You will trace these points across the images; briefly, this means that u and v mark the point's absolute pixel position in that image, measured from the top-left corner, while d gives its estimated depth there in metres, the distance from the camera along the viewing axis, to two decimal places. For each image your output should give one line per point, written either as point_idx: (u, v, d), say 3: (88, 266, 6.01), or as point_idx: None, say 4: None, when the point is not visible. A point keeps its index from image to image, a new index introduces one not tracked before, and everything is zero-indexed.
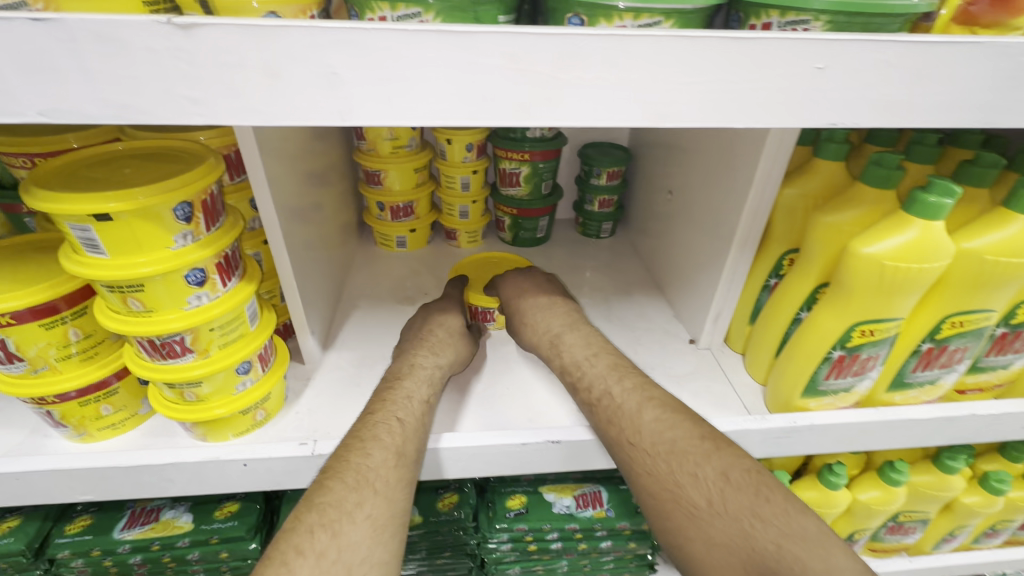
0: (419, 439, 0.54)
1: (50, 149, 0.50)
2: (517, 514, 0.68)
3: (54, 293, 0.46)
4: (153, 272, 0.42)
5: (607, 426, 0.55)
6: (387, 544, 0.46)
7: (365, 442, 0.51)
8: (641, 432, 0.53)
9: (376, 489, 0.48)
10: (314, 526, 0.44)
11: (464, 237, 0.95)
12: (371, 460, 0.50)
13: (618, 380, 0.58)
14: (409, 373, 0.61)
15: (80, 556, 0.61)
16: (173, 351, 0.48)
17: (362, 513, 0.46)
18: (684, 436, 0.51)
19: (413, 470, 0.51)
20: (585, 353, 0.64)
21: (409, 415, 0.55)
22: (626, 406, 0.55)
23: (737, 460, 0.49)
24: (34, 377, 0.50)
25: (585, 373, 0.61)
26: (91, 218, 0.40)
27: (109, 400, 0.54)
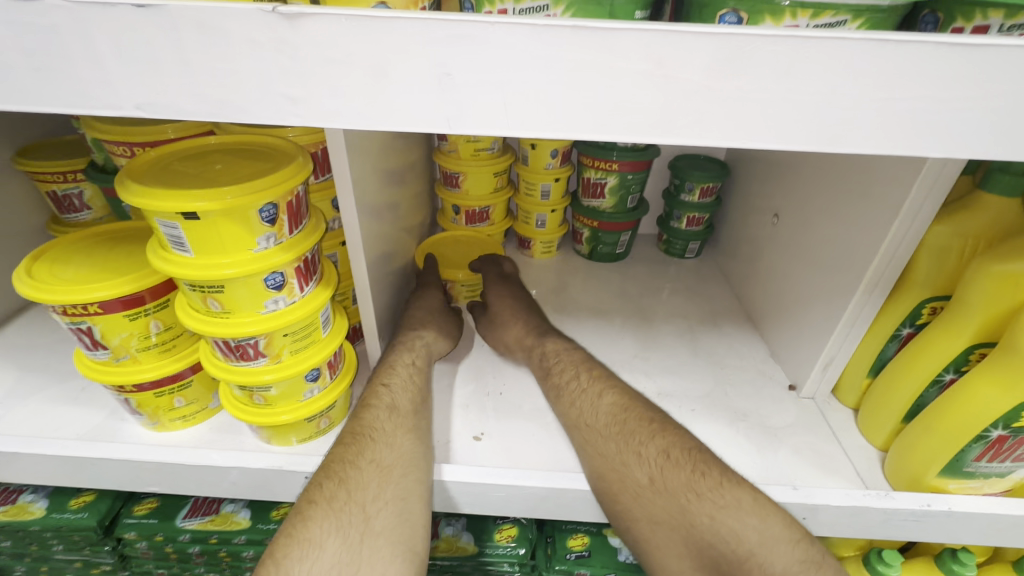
0: (416, 386, 0.56)
1: (149, 139, 0.50)
2: (577, 557, 0.62)
3: (138, 286, 0.46)
4: (234, 274, 0.41)
5: (565, 410, 0.57)
6: (400, 482, 0.46)
7: (362, 406, 0.52)
8: (597, 415, 0.54)
9: (375, 437, 0.48)
10: (321, 479, 0.45)
11: (539, 247, 0.90)
12: (366, 417, 0.50)
13: (584, 367, 0.60)
14: (399, 345, 0.61)
15: (144, 540, 0.62)
16: (246, 354, 0.47)
17: (366, 459, 0.47)
18: (636, 417, 0.53)
19: (414, 420, 0.52)
20: (563, 346, 0.64)
21: (398, 375, 0.56)
22: (587, 390, 0.57)
23: (675, 440, 0.51)
24: (116, 365, 0.50)
25: (557, 359, 0.62)
26: (179, 216, 0.38)
27: (182, 393, 0.54)
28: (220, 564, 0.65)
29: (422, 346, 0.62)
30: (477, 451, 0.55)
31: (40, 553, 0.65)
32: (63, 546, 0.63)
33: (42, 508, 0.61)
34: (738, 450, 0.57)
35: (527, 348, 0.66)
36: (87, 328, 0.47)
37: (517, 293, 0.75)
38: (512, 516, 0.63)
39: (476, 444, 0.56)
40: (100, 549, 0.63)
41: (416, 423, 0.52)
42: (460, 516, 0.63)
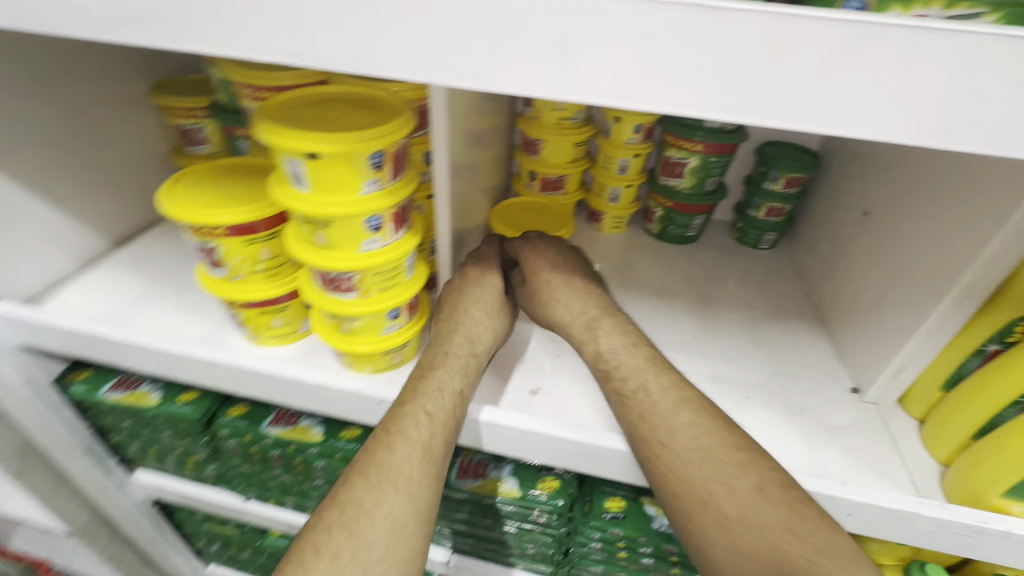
0: (450, 419, 0.53)
1: (272, 83, 0.55)
2: (613, 518, 0.65)
3: (255, 216, 0.52)
4: (341, 214, 0.45)
5: (637, 421, 0.52)
6: (407, 541, 0.49)
7: (391, 436, 0.51)
8: (675, 435, 0.51)
9: (397, 488, 0.50)
10: (332, 526, 0.48)
11: (609, 221, 0.90)
12: (395, 457, 0.50)
13: (655, 376, 0.56)
14: (442, 362, 0.57)
15: (235, 437, 0.72)
16: (340, 287, 0.52)
17: (380, 512, 0.49)
18: (721, 443, 0.50)
19: (439, 465, 0.52)
20: (623, 342, 0.59)
21: (438, 408, 0.53)
22: (661, 405, 0.53)
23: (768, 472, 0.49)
24: (228, 283, 0.57)
25: (620, 364, 0.57)
26: (302, 155, 0.43)
27: (279, 314, 0.60)
28: (294, 469, 0.74)
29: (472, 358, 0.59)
30: (533, 404, 0.59)
31: (151, 437, 0.76)
32: (170, 432, 0.74)
33: (157, 398, 0.71)
34: (788, 441, 0.57)
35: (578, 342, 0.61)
36: (212, 247, 0.54)
37: (560, 261, 0.69)
38: (555, 469, 0.66)
39: (534, 398, 0.60)
40: (199, 439, 0.74)
41: (440, 467, 0.52)
42: (507, 462, 0.68)
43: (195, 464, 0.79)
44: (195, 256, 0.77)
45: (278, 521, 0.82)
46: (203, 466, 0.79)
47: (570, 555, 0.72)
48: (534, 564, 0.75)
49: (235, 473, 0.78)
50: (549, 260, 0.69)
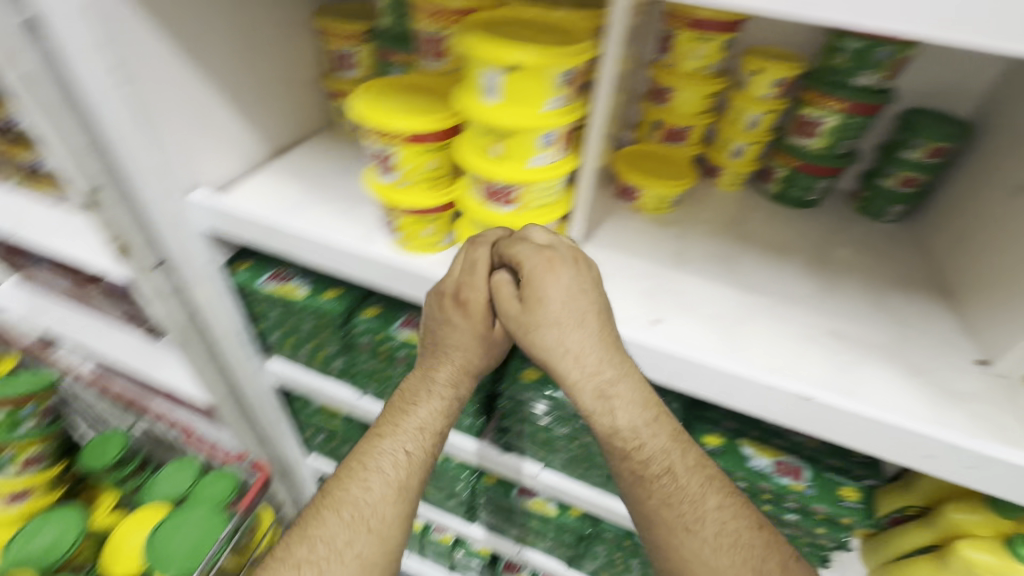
0: (423, 463, 0.68)
1: (453, 6, 0.59)
2: (709, 451, 0.70)
3: (433, 127, 0.57)
4: (525, 126, 0.50)
5: (662, 507, 0.58)
6: (377, 564, 0.64)
7: (368, 475, 0.66)
8: (703, 506, 0.57)
9: (369, 529, 0.64)
10: (304, 564, 0.61)
11: (727, 178, 0.91)
12: (371, 492, 0.65)
13: (681, 455, 0.58)
14: (424, 401, 0.69)
15: (368, 334, 0.80)
16: (502, 198, 0.57)
17: (351, 552, 0.62)
18: (746, 527, 0.56)
19: (405, 504, 0.66)
20: (643, 419, 0.57)
21: (415, 448, 0.68)
22: (691, 488, 0.57)
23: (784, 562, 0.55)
24: (394, 189, 0.63)
25: (643, 443, 0.57)
26: (500, 66, 0.47)
27: (431, 224, 0.67)
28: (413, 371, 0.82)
29: (451, 402, 0.69)
30: (657, 329, 0.63)
31: (292, 327, 0.87)
32: (311, 324, 0.84)
33: (306, 292, 0.81)
34: (908, 398, 0.58)
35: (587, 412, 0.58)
36: (389, 153, 0.60)
37: (573, 290, 0.57)
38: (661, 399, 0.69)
39: (656, 325, 0.63)
40: (336, 333, 0.83)
41: (410, 506, 0.67)
42: None
43: (325, 357, 0.89)
44: (342, 171, 0.85)
45: None
46: (332, 360, 0.89)
47: None
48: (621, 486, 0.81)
49: (359, 369, 0.88)
50: (560, 287, 0.57)
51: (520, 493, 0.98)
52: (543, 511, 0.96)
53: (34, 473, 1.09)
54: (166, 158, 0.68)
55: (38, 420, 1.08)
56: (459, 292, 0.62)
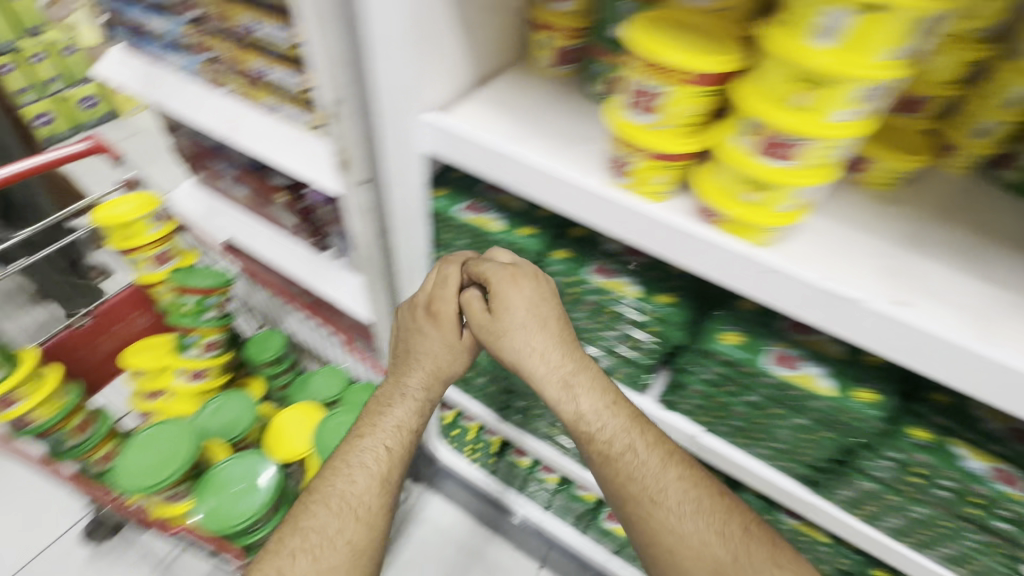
0: (400, 448, 0.89)
1: None
2: (917, 444, 0.66)
3: (715, 68, 0.55)
4: (856, 76, 0.46)
5: (629, 483, 0.75)
6: (362, 556, 0.80)
7: (352, 470, 0.85)
8: (645, 460, 0.75)
9: (355, 518, 0.82)
10: (298, 554, 0.78)
11: None
12: (355, 485, 0.84)
13: (587, 397, 0.76)
14: (400, 401, 0.90)
15: (559, 276, 0.81)
16: (781, 153, 0.53)
17: (342, 539, 0.80)
18: (642, 438, 0.76)
19: (386, 494, 0.85)
20: (602, 404, 0.76)
21: (393, 443, 0.89)
22: (620, 440, 0.76)
23: (743, 517, 0.74)
24: (644, 130, 0.61)
25: (605, 426, 0.76)
26: (855, 7, 0.44)
27: (668, 171, 0.64)
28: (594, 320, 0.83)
29: (426, 404, 0.91)
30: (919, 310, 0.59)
31: (474, 257, 0.89)
32: (497, 257, 0.86)
33: (502, 225, 0.83)
34: None
35: (586, 414, 0.76)
36: (656, 92, 0.58)
37: (536, 298, 0.76)
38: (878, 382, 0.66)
39: (915, 305, 0.59)
40: None
41: (387, 494, 0.86)
42: (822, 362, 0.69)
43: None
44: (544, 111, 0.83)
45: None
46: None
47: (842, 463, 0.75)
48: (789, 463, 0.79)
49: None
50: (523, 295, 0.76)
51: None
52: None
53: (210, 357, 1.22)
54: (416, 76, 0.68)
55: (217, 311, 1.19)
56: (432, 307, 0.86)
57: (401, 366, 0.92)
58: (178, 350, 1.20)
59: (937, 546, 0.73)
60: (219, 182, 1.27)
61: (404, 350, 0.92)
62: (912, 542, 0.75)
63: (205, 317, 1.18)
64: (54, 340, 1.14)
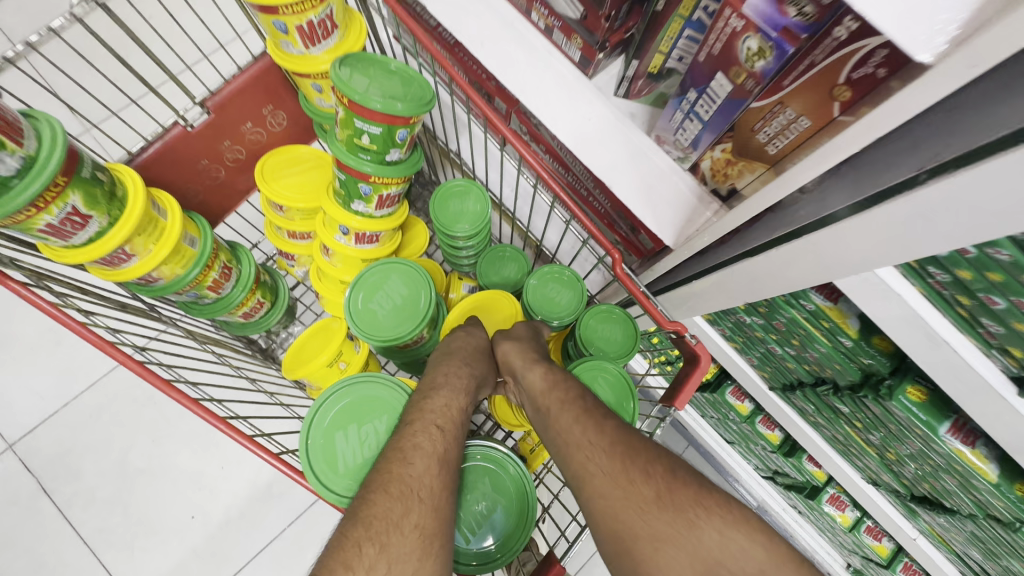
0: (456, 426, 0.64)
1: None
2: None
3: None
4: None
5: (564, 436, 0.64)
6: (434, 555, 0.52)
7: (407, 453, 0.58)
8: (570, 397, 0.67)
9: (421, 499, 0.54)
10: (362, 541, 0.49)
11: None
12: (413, 468, 0.56)
13: (530, 366, 0.72)
14: (443, 385, 0.67)
15: None
16: None
17: (409, 522, 0.52)
18: (569, 390, 0.68)
19: (451, 478, 0.58)
20: (542, 386, 0.70)
21: (444, 422, 0.63)
22: (551, 396, 0.68)
23: (623, 433, 0.62)
24: None
25: (546, 393, 0.69)
26: None
27: None
28: None
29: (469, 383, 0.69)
30: None
31: None
32: None
33: None
34: None
35: (542, 403, 0.69)
36: None
37: (529, 338, 0.78)
38: None
39: None
40: None
41: (450, 477, 0.58)
42: None
43: None
44: None
45: None
46: None
47: None
48: None
49: None
50: (524, 333, 0.79)
51: None
52: None
53: (385, 216, 0.79)
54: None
55: (404, 151, 0.71)
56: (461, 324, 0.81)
57: (443, 359, 0.72)
58: (340, 197, 0.77)
59: None
60: None
61: (448, 349, 0.74)
62: None
63: (388, 160, 0.70)
64: (163, 145, 0.72)
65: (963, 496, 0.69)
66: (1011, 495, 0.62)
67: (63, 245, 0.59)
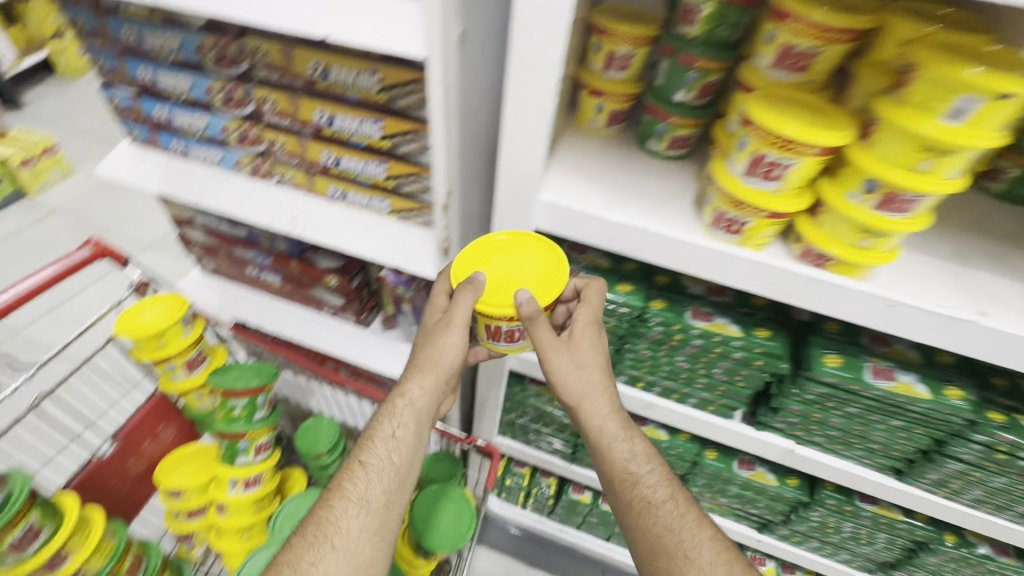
0: (383, 469, 0.78)
1: (852, 26, 0.63)
2: (1000, 426, 0.77)
3: (834, 141, 0.62)
4: (955, 141, 0.55)
5: (664, 534, 0.77)
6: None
7: (334, 496, 0.76)
8: (662, 493, 0.80)
9: (333, 544, 0.72)
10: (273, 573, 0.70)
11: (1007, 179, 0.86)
12: (335, 509, 0.75)
13: (627, 440, 0.82)
14: (381, 425, 0.81)
15: (662, 326, 0.86)
16: (901, 206, 0.63)
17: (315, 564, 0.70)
18: (668, 489, 0.81)
19: (370, 514, 0.75)
20: (644, 468, 0.81)
21: (371, 459, 0.79)
22: (645, 479, 0.81)
23: (720, 553, 0.76)
24: (770, 194, 0.69)
25: (639, 473, 0.81)
26: (963, 95, 0.53)
27: (773, 228, 0.73)
28: (699, 359, 0.88)
29: (413, 413, 0.81)
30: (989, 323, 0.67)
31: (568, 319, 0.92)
32: None
33: None
34: None
35: (629, 475, 0.81)
36: (777, 158, 0.66)
37: (598, 381, 0.82)
38: (961, 381, 0.77)
39: (986, 318, 0.67)
40: (631, 331, 0.89)
41: (371, 519, 0.75)
42: (913, 370, 0.79)
43: None
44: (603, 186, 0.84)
45: (635, 401, 0.99)
46: None
47: (928, 455, 0.86)
48: (879, 461, 0.90)
49: (626, 358, 0.94)
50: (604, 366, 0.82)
51: (740, 467, 1.07)
52: (763, 482, 1.06)
53: (261, 460, 1.12)
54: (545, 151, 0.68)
55: (267, 408, 1.10)
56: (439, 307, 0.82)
57: (402, 386, 0.83)
58: (226, 459, 1.09)
59: (980, 506, 0.89)
60: (242, 270, 1.20)
61: (419, 364, 0.82)
62: (991, 508, 0.89)
63: (256, 418, 1.08)
64: (83, 476, 1.00)
65: (676, 460, 1.11)
66: (680, 440, 1.08)
67: (13, 563, 0.81)
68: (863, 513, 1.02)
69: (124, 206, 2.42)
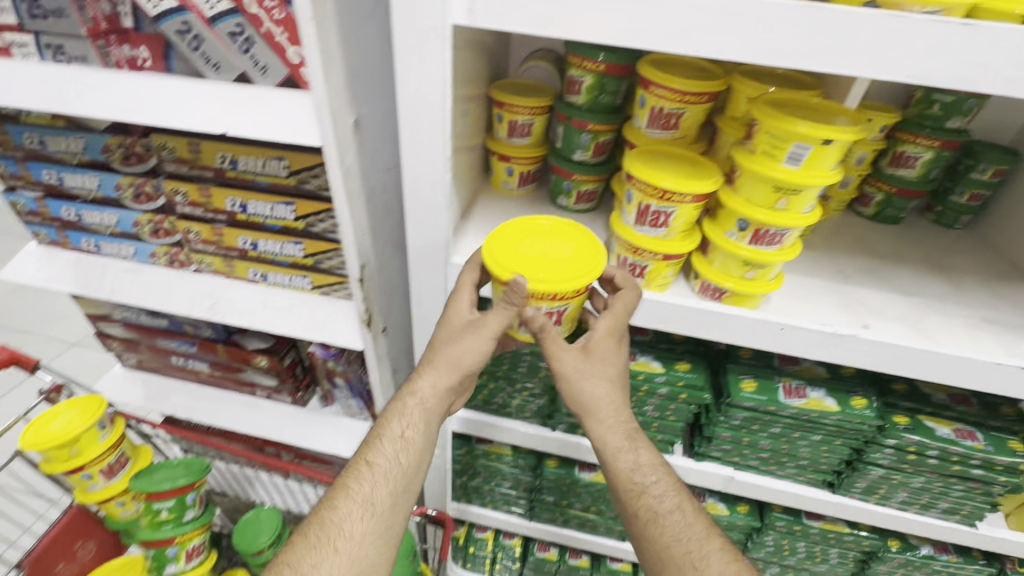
0: (392, 470, 0.76)
1: (702, 89, 0.72)
2: (904, 428, 0.83)
3: (703, 189, 0.69)
4: (799, 181, 0.63)
5: (671, 541, 0.78)
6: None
7: (338, 494, 0.75)
8: (669, 501, 0.80)
9: (337, 548, 0.71)
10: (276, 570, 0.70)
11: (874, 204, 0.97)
12: (340, 508, 0.74)
13: (637, 450, 0.81)
14: (389, 423, 0.77)
15: None
16: (771, 240, 0.70)
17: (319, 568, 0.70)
18: (676, 497, 0.81)
19: (376, 516, 0.75)
20: (653, 478, 0.81)
21: (380, 459, 0.76)
22: (653, 488, 0.80)
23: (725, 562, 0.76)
24: (660, 238, 0.75)
25: (649, 483, 0.80)
26: (796, 142, 0.61)
27: (672, 269, 0.78)
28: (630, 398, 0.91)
29: (424, 412, 0.76)
30: (871, 334, 0.74)
31: None
32: None
33: None
34: None
35: (637, 481, 0.80)
36: (660, 207, 0.72)
37: (618, 385, 0.78)
38: (864, 390, 0.84)
39: (866, 331, 0.74)
40: None
41: (377, 524, 0.74)
42: (820, 385, 0.85)
43: None
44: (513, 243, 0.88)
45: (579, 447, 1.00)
46: None
47: (852, 464, 0.91)
48: (811, 476, 0.94)
49: None
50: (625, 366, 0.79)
51: None
52: (715, 513, 1.07)
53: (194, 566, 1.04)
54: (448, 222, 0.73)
55: (198, 507, 1.03)
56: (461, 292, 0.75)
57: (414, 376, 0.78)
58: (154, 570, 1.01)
59: (910, 508, 0.94)
60: (167, 361, 1.15)
61: (433, 352, 0.75)
62: (918, 507, 0.93)
63: (186, 519, 1.01)
64: None
65: None
66: None
67: None
68: (812, 531, 1.05)
69: (46, 305, 2.29)
